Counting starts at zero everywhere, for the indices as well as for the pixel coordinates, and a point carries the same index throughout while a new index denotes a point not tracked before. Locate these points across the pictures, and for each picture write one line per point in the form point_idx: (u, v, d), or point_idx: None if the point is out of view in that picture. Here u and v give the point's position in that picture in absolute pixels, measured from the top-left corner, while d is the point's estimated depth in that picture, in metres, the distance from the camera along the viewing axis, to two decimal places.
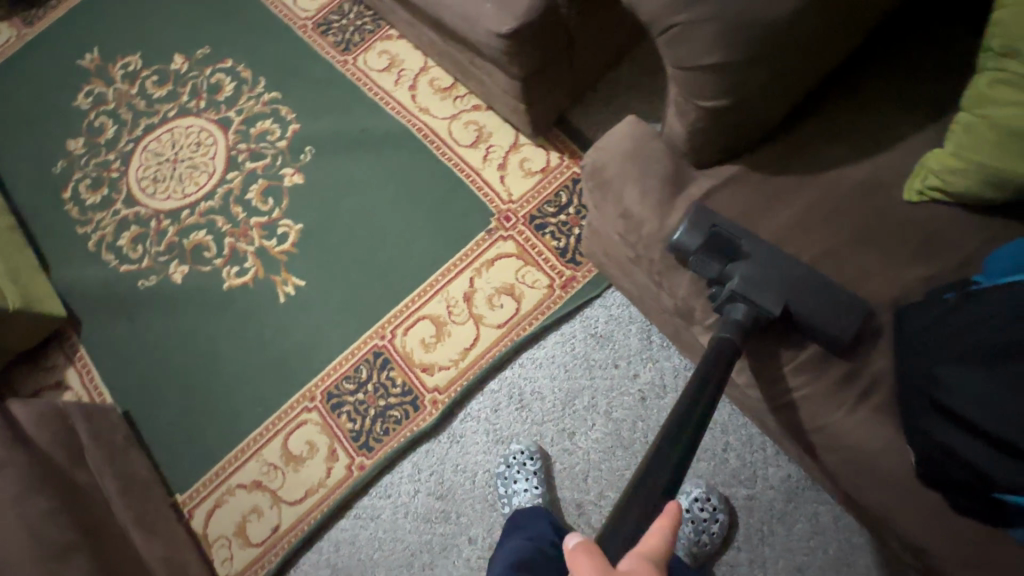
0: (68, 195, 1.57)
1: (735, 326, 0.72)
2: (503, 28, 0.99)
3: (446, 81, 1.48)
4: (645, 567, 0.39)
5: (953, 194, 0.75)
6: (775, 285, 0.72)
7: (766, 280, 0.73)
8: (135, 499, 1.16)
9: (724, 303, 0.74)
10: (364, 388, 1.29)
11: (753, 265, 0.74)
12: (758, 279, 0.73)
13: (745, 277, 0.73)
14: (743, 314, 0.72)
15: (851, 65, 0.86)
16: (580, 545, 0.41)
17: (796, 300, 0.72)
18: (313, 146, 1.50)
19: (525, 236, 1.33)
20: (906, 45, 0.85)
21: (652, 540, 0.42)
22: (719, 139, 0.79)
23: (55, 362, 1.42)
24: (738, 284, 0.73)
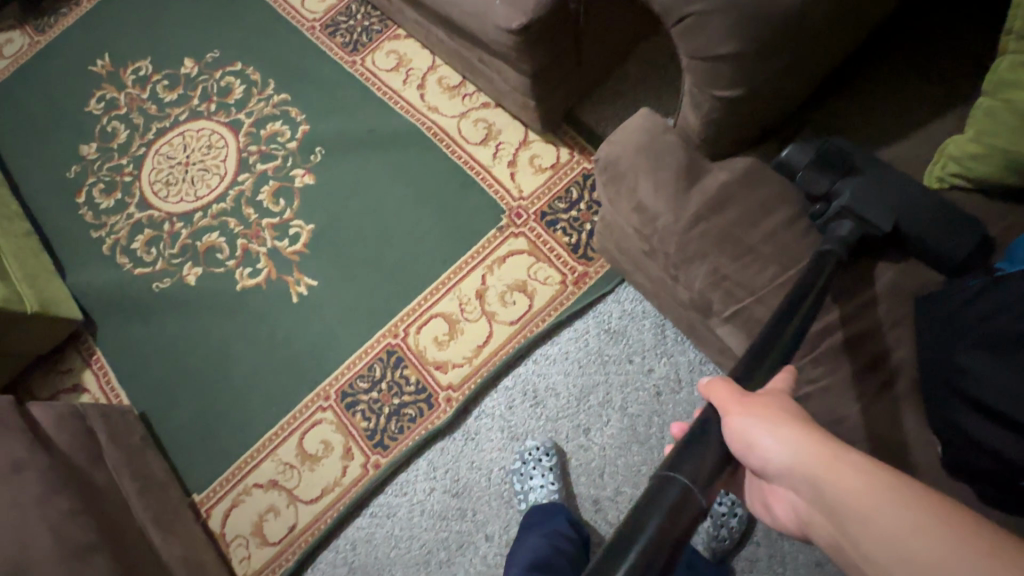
0: (82, 200, 1.58)
1: (838, 238, 0.72)
2: (513, 23, 0.99)
3: (455, 79, 1.48)
4: (773, 395, 0.55)
5: (973, 182, 0.74)
6: (888, 202, 0.73)
7: (878, 197, 0.73)
8: (153, 499, 1.16)
9: (830, 218, 0.75)
10: (378, 387, 1.29)
11: (866, 181, 0.74)
12: (870, 195, 0.73)
13: (856, 191, 0.74)
14: (849, 230, 0.72)
15: (867, 51, 0.85)
16: (716, 380, 0.57)
17: (910, 218, 0.72)
18: (323, 147, 1.50)
19: (536, 232, 1.33)
20: (923, 31, 0.84)
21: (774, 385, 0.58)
22: (734, 128, 0.79)
23: (72, 365, 1.44)
24: (848, 199, 0.74)
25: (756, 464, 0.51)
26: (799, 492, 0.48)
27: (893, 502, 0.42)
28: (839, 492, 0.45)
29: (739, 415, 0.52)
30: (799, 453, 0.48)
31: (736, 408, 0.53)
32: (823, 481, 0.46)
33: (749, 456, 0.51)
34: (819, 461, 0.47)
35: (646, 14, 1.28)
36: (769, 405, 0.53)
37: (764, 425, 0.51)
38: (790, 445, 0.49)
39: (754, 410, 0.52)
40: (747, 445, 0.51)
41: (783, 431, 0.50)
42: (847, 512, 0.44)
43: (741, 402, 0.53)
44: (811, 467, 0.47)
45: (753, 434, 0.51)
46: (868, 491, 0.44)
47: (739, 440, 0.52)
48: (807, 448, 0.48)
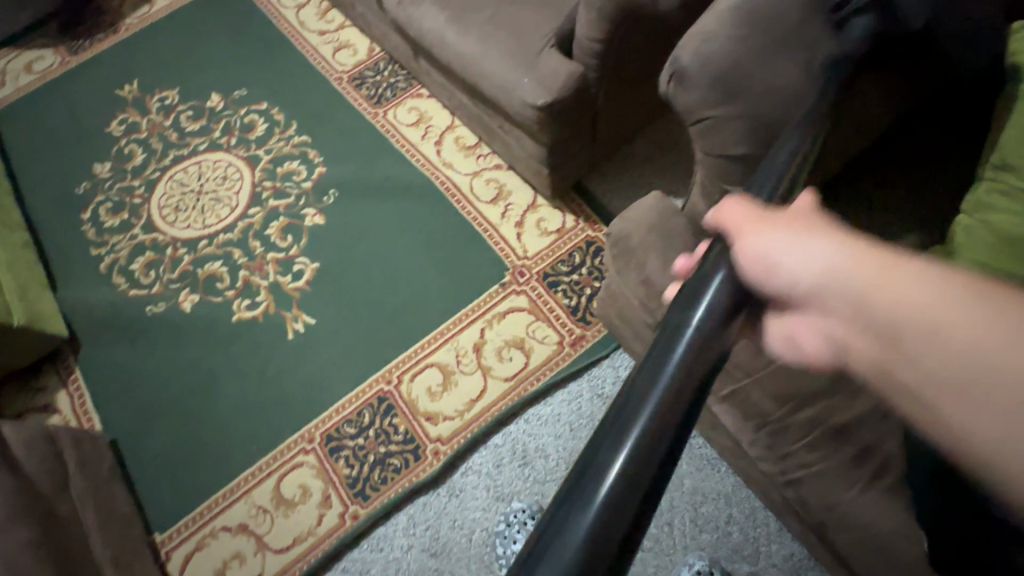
0: (87, 217, 1.58)
1: None
2: (539, 100, 1.07)
3: (471, 140, 1.56)
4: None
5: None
6: None
7: None
8: (114, 536, 1.10)
9: None
10: (364, 433, 1.27)
11: None
12: None
13: None
14: None
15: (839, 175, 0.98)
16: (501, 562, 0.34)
17: None
18: (337, 190, 1.55)
19: (537, 292, 1.37)
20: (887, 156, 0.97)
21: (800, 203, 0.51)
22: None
23: (47, 383, 1.39)
24: None
25: (781, 290, 0.45)
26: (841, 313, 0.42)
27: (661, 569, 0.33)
28: (904, 309, 0.39)
29: (771, 232, 0.46)
30: (837, 269, 0.42)
31: (750, 225, 0.48)
32: (873, 298, 0.41)
33: (763, 278, 0.46)
34: (864, 277, 0.41)
35: (657, 103, 1.39)
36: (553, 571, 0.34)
37: (784, 235, 0.46)
38: (829, 256, 0.43)
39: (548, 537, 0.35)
40: (756, 268, 0.46)
41: (804, 236, 0.45)
42: (905, 326, 0.39)
43: (759, 221, 0.48)
44: (863, 284, 0.41)
45: (775, 247, 0.45)
46: (932, 298, 0.38)
47: (757, 258, 0.46)
48: (845, 256, 0.43)
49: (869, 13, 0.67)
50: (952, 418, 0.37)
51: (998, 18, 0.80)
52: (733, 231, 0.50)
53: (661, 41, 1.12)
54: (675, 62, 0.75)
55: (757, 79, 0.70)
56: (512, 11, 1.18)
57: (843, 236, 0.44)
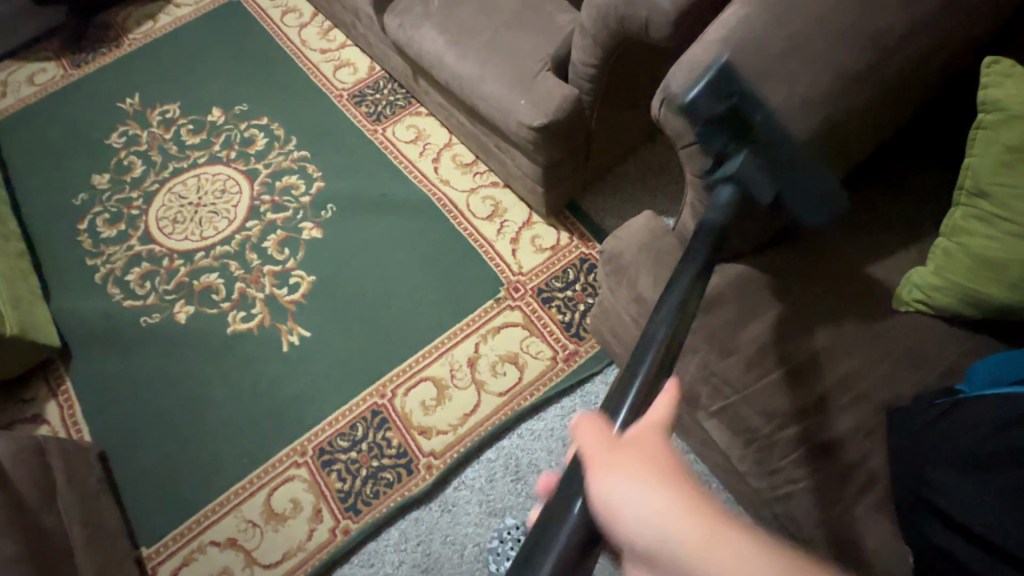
0: (84, 227, 1.59)
1: None
2: (535, 121, 1.10)
3: (468, 157, 1.60)
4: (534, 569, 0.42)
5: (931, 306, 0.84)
6: None
7: None
8: (101, 550, 1.08)
9: None
10: (357, 447, 1.27)
11: None
12: None
13: None
14: None
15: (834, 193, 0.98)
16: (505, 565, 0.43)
17: None
18: (334, 204, 1.57)
19: (532, 307, 1.38)
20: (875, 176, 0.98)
21: (656, 411, 0.48)
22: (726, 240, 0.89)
23: (37, 394, 1.38)
24: None
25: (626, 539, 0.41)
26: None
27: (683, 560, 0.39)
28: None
29: (625, 474, 0.42)
30: (678, 531, 0.38)
31: (599, 456, 0.43)
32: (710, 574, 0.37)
33: (608, 524, 0.41)
34: (701, 551, 0.37)
35: (648, 125, 1.43)
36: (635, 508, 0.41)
37: (630, 476, 0.41)
38: (674, 519, 0.39)
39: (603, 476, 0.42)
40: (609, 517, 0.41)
41: (649, 480, 0.41)
42: None
43: (607, 449, 0.44)
44: (709, 561, 0.37)
45: (623, 498, 0.41)
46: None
47: (601, 505, 0.42)
48: (686, 516, 0.39)
49: (728, 186, 0.72)
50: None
51: (971, 51, 0.84)
52: (584, 455, 0.45)
53: (653, 67, 1.16)
54: (666, 90, 0.78)
55: None
56: (509, 36, 1.23)
57: (689, 492, 0.40)
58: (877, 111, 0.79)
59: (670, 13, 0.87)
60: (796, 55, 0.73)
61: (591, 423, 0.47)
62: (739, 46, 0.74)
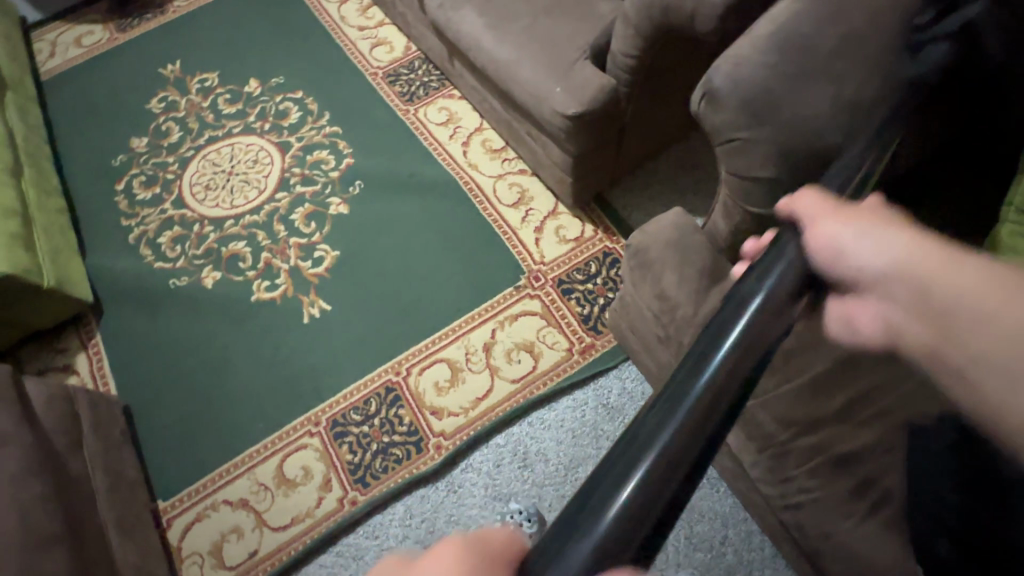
0: (121, 188, 1.64)
1: None
2: (569, 110, 1.09)
3: (498, 143, 1.59)
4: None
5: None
6: None
7: None
8: (120, 499, 1.13)
9: None
10: (370, 421, 1.29)
11: None
12: None
13: None
14: None
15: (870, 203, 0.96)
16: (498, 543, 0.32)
17: None
18: (363, 181, 1.58)
19: (551, 297, 1.38)
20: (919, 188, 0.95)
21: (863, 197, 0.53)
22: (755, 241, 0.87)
23: (68, 345, 1.43)
24: None
25: (848, 276, 0.47)
26: (908, 302, 0.46)
27: (948, 270, 0.44)
28: (965, 301, 0.43)
29: (852, 224, 0.48)
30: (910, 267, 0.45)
31: (822, 212, 0.49)
32: (931, 287, 0.45)
33: (842, 270, 0.47)
34: (939, 273, 0.44)
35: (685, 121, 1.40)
36: (861, 217, 0.48)
37: (852, 229, 0.47)
38: (899, 257, 0.46)
39: (831, 223, 0.48)
40: (827, 254, 0.47)
41: (879, 232, 0.48)
42: (965, 319, 0.42)
43: (832, 208, 0.49)
44: (934, 285, 0.44)
45: (846, 239, 0.47)
46: (989, 286, 0.42)
47: (830, 241, 0.47)
48: (909, 251, 0.46)
49: (943, 45, 0.65)
50: (980, 407, 0.41)
51: None
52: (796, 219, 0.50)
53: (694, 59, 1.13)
54: (708, 83, 0.77)
55: (787, 105, 0.72)
56: (549, 21, 1.21)
57: (920, 244, 0.47)
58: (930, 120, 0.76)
59: (717, 6, 0.84)
60: (847, 54, 0.70)
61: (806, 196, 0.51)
62: (788, 42, 0.71)
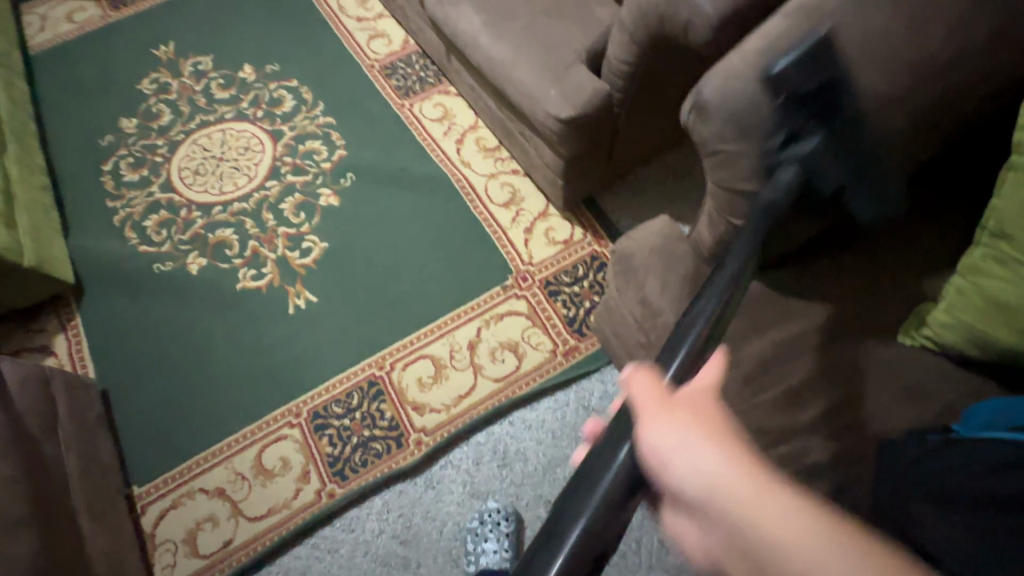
0: (107, 168, 1.61)
1: None
2: (563, 113, 1.09)
3: (492, 142, 1.59)
4: None
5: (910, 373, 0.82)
6: None
7: None
8: (93, 484, 1.11)
9: None
10: (351, 415, 1.29)
11: None
12: None
13: None
14: None
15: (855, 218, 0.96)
16: None
17: None
18: (354, 174, 1.57)
19: (537, 298, 1.39)
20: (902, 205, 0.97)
21: (705, 379, 0.52)
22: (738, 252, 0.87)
23: (47, 326, 1.41)
24: None
25: (663, 483, 0.47)
26: (713, 524, 0.44)
27: (766, 501, 0.42)
28: (770, 551, 0.41)
29: (674, 425, 0.47)
30: (717, 488, 0.43)
31: (650, 407, 0.49)
32: (742, 527, 0.42)
33: (661, 476, 0.46)
34: (744, 501, 0.42)
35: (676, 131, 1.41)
36: (690, 419, 0.48)
37: (673, 432, 0.46)
38: (718, 475, 0.44)
39: (655, 422, 0.48)
40: (651, 457, 0.47)
41: (705, 437, 0.46)
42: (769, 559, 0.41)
43: (661, 404, 0.49)
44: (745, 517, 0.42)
45: (667, 447, 0.46)
46: (799, 541, 0.39)
47: (651, 445, 0.47)
48: (727, 473, 0.44)
49: (792, 168, 0.71)
50: None
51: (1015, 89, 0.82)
52: (631, 404, 0.51)
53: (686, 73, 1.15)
54: (698, 95, 0.78)
55: (772, 120, 0.73)
56: (546, 23, 1.22)
57: (742, 461, 0.44)
58: (909, 143, 0.78)
59: (711, 18, 0.86)
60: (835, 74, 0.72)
61: (643, 380, 0.52)
62: (777, 58, 0.73)
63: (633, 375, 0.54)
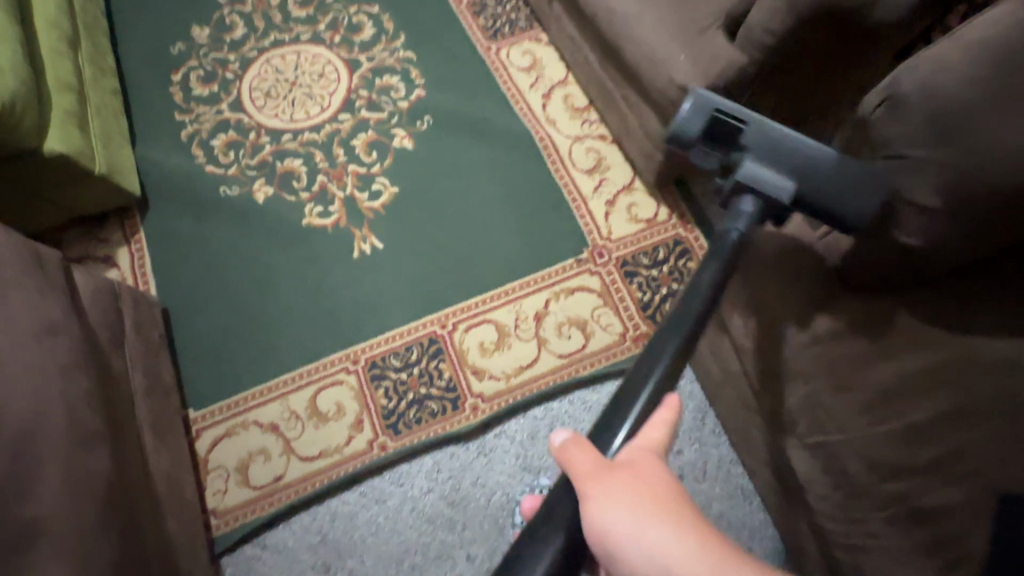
0: (177, 79, 1.54)
1: None
2: (691, 84, 0.99)
3: (581, 101, 1.48)
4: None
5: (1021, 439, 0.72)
6: None
7: None
8: (155, 403, 1.11)
9: None
10: (409, 369, 1.26)
11: None
12: None
13: None
14: None
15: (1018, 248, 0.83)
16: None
17: None
18: (431, 118, 1.48)
19: (612, 277, 1.32)
20: None
21: (657, 433, 0.46)
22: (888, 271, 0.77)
23: (111, 236, 1.39)
24: None
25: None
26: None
27: None
28: None
29: (625, 502, 0.40)
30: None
31: (593, 481, 0.42)
32: None
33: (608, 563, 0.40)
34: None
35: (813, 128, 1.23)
36: (642, 492, 0.41)
37: (621, 512, 0.40)
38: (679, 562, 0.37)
39: (598, 498, 0.41)
40: (599, 542, 0.40)
41: (662, 512, 0.40)
42: None
43: (597, 476, 0.42)
44: None
45: (618, 528, 0.40)
46: None
47: (597, 526, 0.40)
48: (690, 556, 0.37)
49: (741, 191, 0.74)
50: None
51: None
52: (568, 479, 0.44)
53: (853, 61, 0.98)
54: (894, 84, 0.70)
55: (984, 129, 0.63)
56: None
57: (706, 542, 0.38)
58: None
59: None
60: None
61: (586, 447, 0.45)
62: (1010, 54, 0.62)
63: (561, 444, 0.46)
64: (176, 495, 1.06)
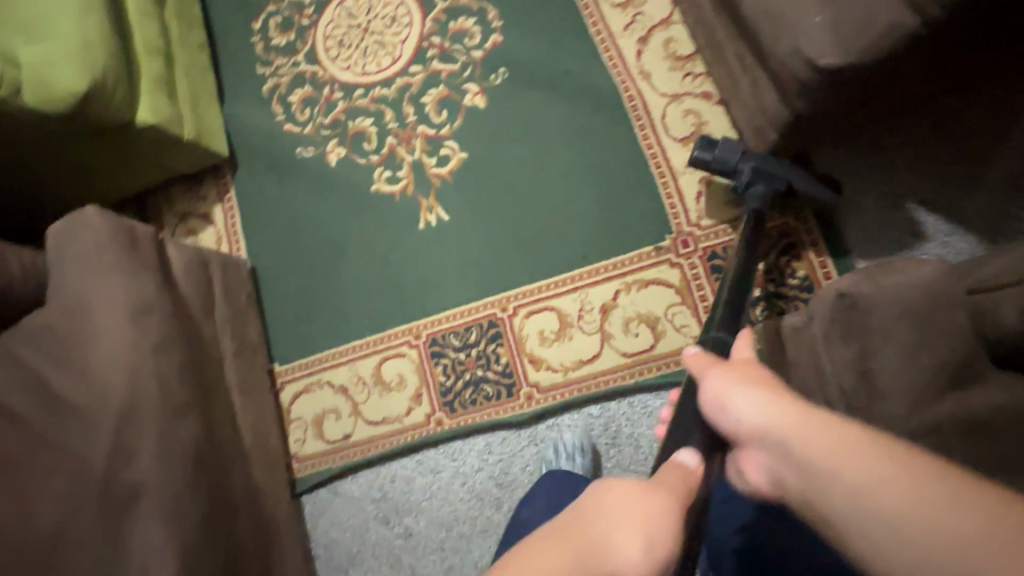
0: (258, 28, 1.52)
1: None
2: (822, 59, 0.74)
3: (685, 48, 1.22)
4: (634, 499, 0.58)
5: None
6: None
7: None
8: (243, 363, 1.24)
9: None
10: (467, 350, 1.25)
11: None
12: None
13: None
14: None
15: None
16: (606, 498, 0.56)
17: None
18: (508, 70, 1.32)
19: (694, 271, 1.15)
20: None
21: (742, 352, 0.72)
22: None
23: (208, 194, 1.48)
24: None
25: (727, 422, 0.63)
26: (766, 451, 0.59)
27: (816, 425, 0.56)
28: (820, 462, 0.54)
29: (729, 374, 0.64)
30: (769, 410, 0.59)
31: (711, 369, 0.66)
32: (797, 442, 0.56)
33: (719, 406, 0.63)
34: (792, 425, 0.57)
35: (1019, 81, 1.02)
36: (739, 371, 0.65)
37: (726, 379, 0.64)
38: (766, 404, 0.59)
39: (714, 376, 0.65)
40: (714, 396, 0.64)
41: (753, 379, 0.63)
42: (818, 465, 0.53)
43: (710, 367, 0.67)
44: (791, 435, 0.56)
45: (723, 387, 0.63)
46: (839, 448, 0.53)
47: (713, 389, 0.64)
48: (773, 401, 0.59)
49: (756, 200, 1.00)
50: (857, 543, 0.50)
51: None
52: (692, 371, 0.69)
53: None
54: None
55: None
56: None
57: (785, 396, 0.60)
58: None
59: None
60: None
61: (697, 354, 0.70)
62: None
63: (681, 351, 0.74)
64: (261, 444, 1.20)
